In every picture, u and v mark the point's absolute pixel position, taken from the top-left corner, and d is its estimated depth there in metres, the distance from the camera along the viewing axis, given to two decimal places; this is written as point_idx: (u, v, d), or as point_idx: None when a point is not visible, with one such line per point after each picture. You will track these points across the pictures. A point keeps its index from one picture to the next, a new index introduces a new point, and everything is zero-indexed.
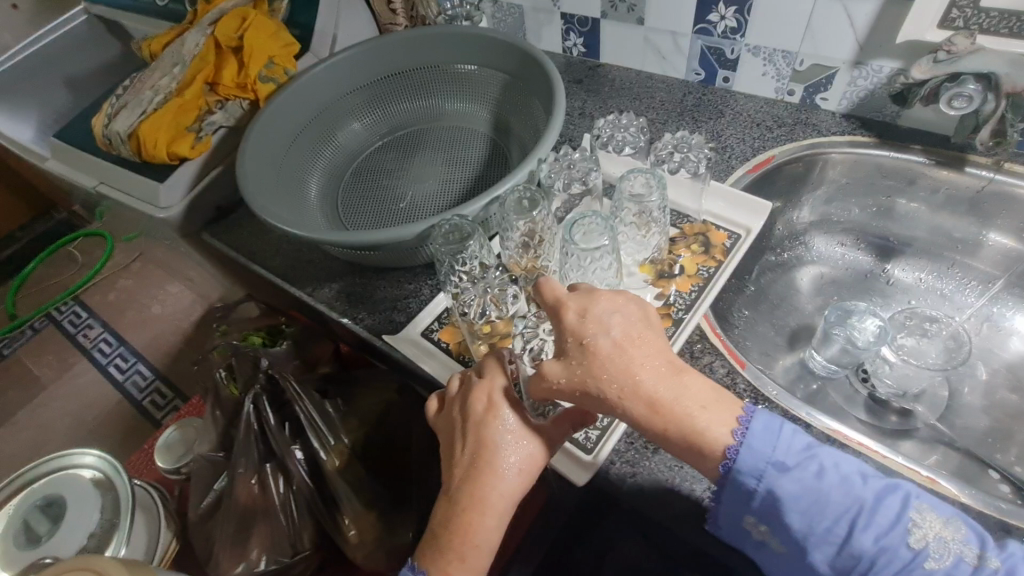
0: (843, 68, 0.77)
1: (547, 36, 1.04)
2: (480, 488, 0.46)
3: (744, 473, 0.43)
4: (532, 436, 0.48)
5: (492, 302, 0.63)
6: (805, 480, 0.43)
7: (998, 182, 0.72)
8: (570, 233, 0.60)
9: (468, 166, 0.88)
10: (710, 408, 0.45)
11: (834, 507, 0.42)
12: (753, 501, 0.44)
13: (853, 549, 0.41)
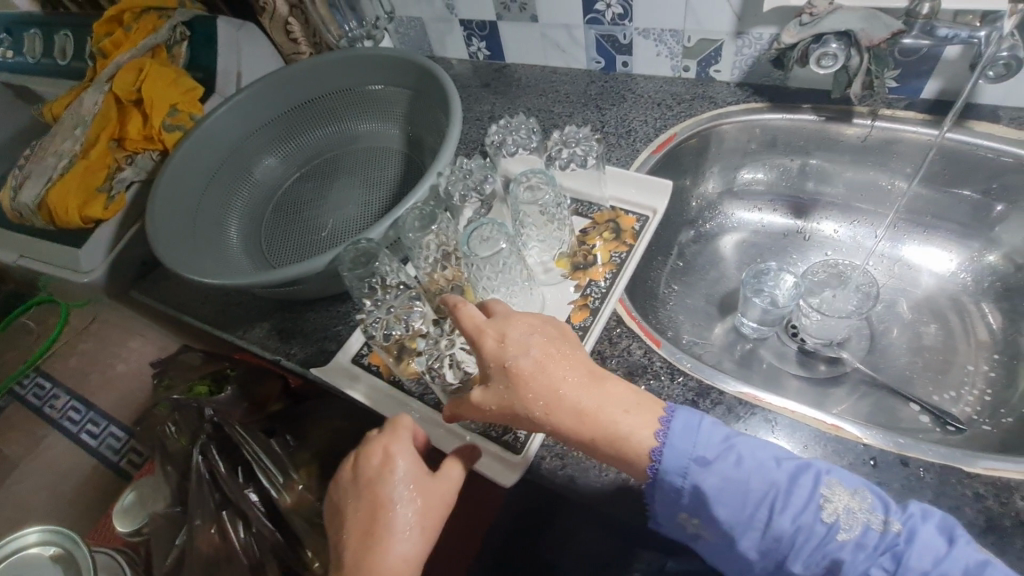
0: (727, 39, 0.79)
1: (452, 44, 1.04)
2: (376, 548, 0.49)
3: (671, 474, 0.48)
4: (427, 490, 0.52)
5: (395, 319, 0.60)
6: (726, 472, 0.47)
7: (880, 128, 0.74)
8: (468, 244, 0.62)
9: (385, 185, 0.89)
10: (631, 410, 0.49)
11: (752, 494, 0.46)
12: (684, 499, 0.48)
13: (774, 532, 0.46)
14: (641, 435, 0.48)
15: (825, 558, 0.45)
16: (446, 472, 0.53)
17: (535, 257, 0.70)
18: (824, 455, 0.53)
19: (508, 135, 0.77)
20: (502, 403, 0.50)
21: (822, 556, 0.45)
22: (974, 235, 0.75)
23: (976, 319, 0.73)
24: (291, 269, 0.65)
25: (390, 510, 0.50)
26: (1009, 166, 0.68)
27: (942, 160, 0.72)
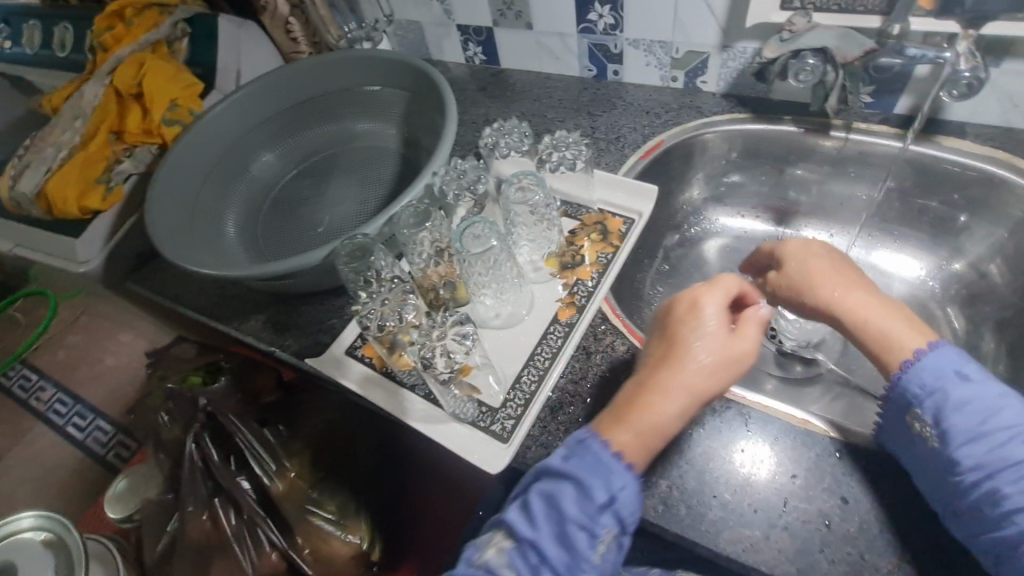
0: (712, 52, 0.83)
1: (449, 49, 1.07)
2: (669, 369, 0.53)
3: (927, 378, 0.51)
4: (725, 342, 0.53)
5: (390, 311, 0.63)
6: (983, 392, 0.49)
7: (855, 140, 0.77)
8: (461, 242, 0.65)
9: (380, 184, 0.91)
10: (909, 324, 0.54)
11: (1008, 421, 0.48)
12: (936, 402, 0.50)
13: (1014, 460, 0.46)
14: (908, 338, 0.53)
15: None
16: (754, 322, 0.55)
17: (526, 255, 0.73)
18: (793, 448, 0.56)
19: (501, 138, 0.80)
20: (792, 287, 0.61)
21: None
22: (942, 244, 0.79)
23: (944, 324, 0.77)
24: (283, 263, 0.66)
25: (687, 344, 0.54)
26: (973, 178, 0.72)
27: (912, 172, 0.76)
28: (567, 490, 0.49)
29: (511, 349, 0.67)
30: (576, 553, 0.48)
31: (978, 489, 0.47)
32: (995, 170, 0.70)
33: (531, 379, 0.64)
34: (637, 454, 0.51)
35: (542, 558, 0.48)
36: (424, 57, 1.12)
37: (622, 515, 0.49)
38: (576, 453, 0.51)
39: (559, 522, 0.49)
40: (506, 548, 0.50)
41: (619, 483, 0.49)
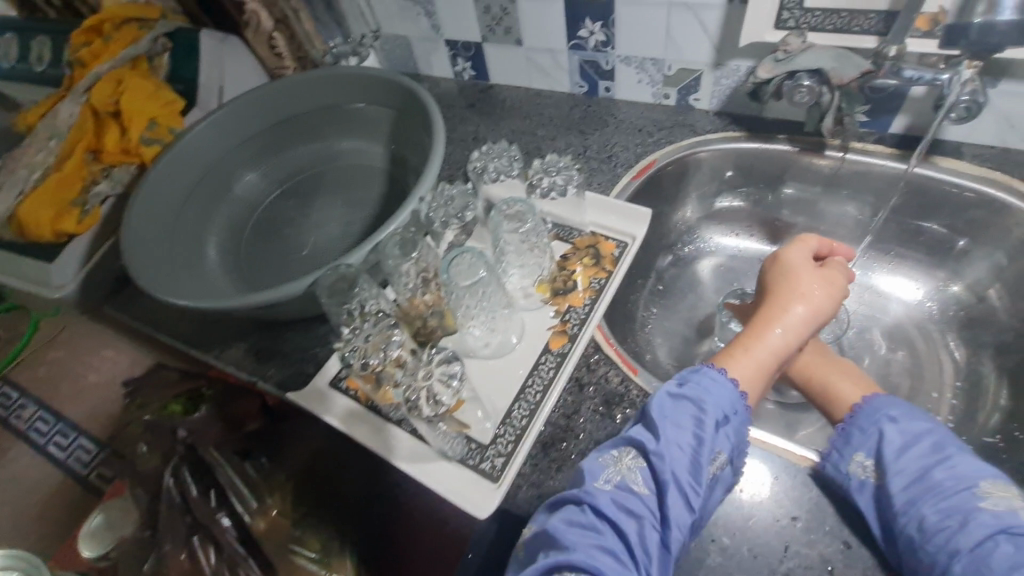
0: (705, 70, 0.81)
1: (437, 63, 1.05)
2: (783, 297, 0.65)
3: (861, 420, 0.56)
4: (822, 275, 0.66)
5: (372, 349, 0.58)
6: (902, 430, 0.54)
7: (851, 160, 0.76)
8: (448, 272, 0.64)
9: (366, 205, 0.89)
10: (855, 385, 0.61)
11: (921, 450, 0.52)
12: (867, 440, 0.54)
13: (927, 483, 0.49)
14: (848, 392, 0.60)
15: (971, 532, 0.46)
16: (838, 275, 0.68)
17: (516, 281, 0.71)
18: (792, 487, 0.54)
19: (489, 162, 0.77)
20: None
21: (973, 531, 0.46)
22: (939, 266, 0.78)
23: (941, 347, 0.76)
24: (263, 294, 0.64)
25: (789, 279, 0.66)
26: (972, 200, 0.71)
27: (909, 192, 0.75)
28: (686, 408, 0.54)
29: (502, 381, 0.65)
30: (698, 471, 0.51)
31: (908, 517, 0.48)
32: (993, 193, 0.69)
33: (522, 413, 0.61)
34: (749, 362, 0.59)
35: (668, 471, 0.51)
36: (412, 72, 1.10)
37: (733, 436, 0.53)
38: (689, 380, 0.57)
39: (681, 436, 0.52)
40: (633, 467, 0.52)
41: (734, 403, 0.55)
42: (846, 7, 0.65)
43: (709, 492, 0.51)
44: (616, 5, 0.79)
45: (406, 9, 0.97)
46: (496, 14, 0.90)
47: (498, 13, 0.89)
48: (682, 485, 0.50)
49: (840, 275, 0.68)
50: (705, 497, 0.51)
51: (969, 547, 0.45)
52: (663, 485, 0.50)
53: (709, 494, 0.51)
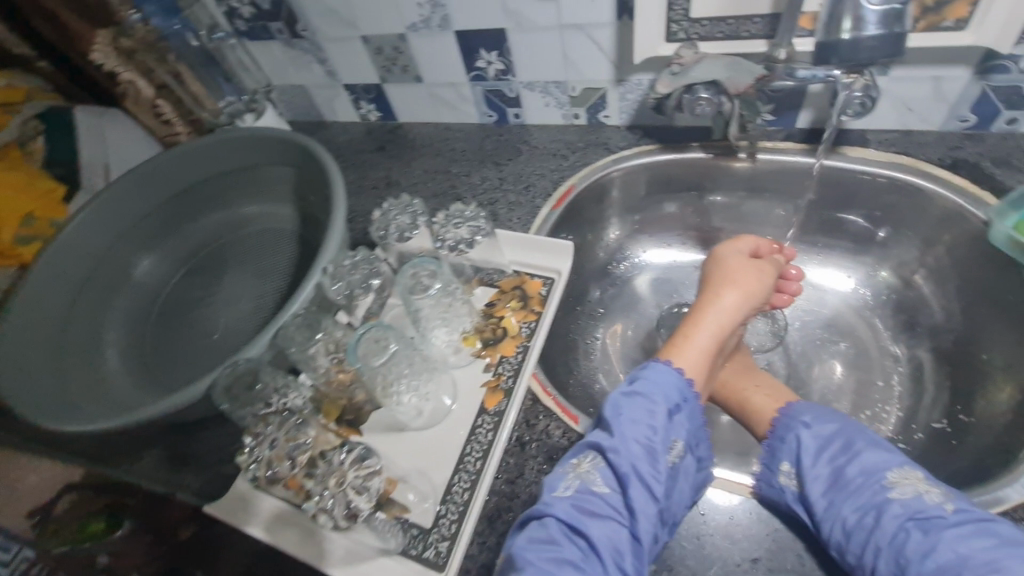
0: (609, 87, 0.79)
1: (340, 108, 1.00)
2: (718, 292, 0.65)
3: (780, 429, 0.57)
4: (758, 269, 0.67)
5: (276, 459, 0.53)
6: (817, 432, 0.55)
7: (766, 160, 0.75)
8: (354, 354, 0.58)
9: (277, 273, 0.83)
10: (770, 396, 0.62)
11: (835, 448, 0.53)
12: (788, 450, 0.55)
13: (841, 482, 0.51)
14: (762, 402, 0.61)
15: (884, 527, 0.47)
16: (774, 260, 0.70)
17: (442, 340, 0.65)
18: (750, 523, 0.52)
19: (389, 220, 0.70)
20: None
21: (886, 525, 0.47)
22: (865, 252, 0.78)
23: (879, 333, 0.76)
24: (161, 404, 0.58)
25: (724, 265, 0.68)
26: (885, 187, 0.71)
27: (826, 185, 0.74)
28: (639, 402, 0.54)
29: (439, 453, 0.60)
30: (655, 462, 0.51)
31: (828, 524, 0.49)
32: (904, 177, 0.69)
33: (463, 487, 0.57)
34: (692, 348, 0.60)
35: (628, 466, 0.50)
36: (316, 119, 1.04)
37: (685, 424, 0.54)
38: (639, 377, 0.57)
39: (636, 430, 0.52)
40: (593, 469, 0.51)
41: (682, 391, 0.55)
42: (731, 14, 0.64)
43: (670, 481, 0.51)
44: (508, 33, 0.76)
45: (297, 58, 0.92)
46: (389, 54, 0.86)
47: (391, 52, 0.85)
48: (643, 478, 0.50)
49: (778, 259, 0.71)
50: (671, 490, 0.50)
51: (886, 541, 0.47)
52: (626, 481, 0.50)
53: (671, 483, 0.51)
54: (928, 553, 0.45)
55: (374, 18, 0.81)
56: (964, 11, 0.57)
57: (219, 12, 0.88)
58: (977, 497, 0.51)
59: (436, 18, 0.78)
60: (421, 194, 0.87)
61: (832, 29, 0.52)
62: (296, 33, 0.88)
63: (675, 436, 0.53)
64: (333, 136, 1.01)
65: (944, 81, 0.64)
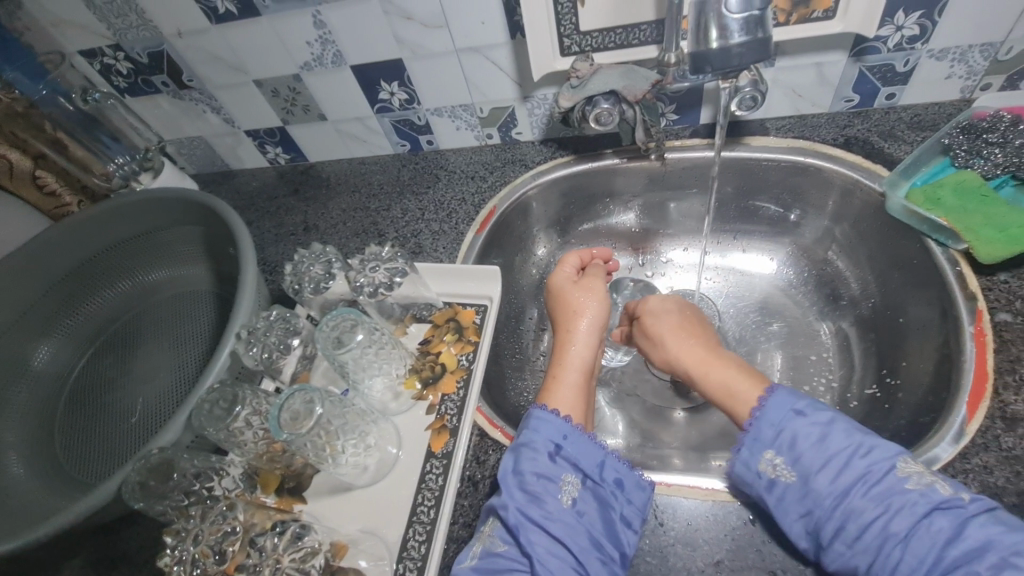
0: (516, 104, 0.78)
1: (246, 155, 0.95)
2: (570, 328, 0.65)
3: (771, 416, 0.51)
4: (594, 290, 0.67)
5: (202, 552, 0.48)
6: (812, 422, 0.50)
7: (677, 159, 0.76)
8: (275, 422, 0.51)
9: (197, 339, 0.77)
10: (752, 379, 0.56)
11: (835, 438, 0.49)
12: (779, 441, 0.50)
13: (850, 475, 0.47)
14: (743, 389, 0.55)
15: (902, 518, 0.44)
16: (600, 267, 0.71)
17: (379, 388, 0.62)
18: (709, 528, 0.51)
19: (304, 270, 0.66)
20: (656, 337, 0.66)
21: (904, 515, 0.44)
22: (782, 234, 0.81)
23: (807, 310, 0.79)
24: (70, 511, 0.53)
25: (564, 301, 0.67)
26: (789, 171, 0.73)
27: (736, 176, 0.76)
28: (522, 454, 0.52)
29: (390, 508, 0.56)
30: (547, 505, 0.50)
31: (841, 513, 0.46)
32: (804, 160, 0.72)
33: (418, 540, 0.54)
34: (562, 385, 0.60)
35: (518, 518, 0.49)
36: (222, 169, 0.99)
37: (574, 457, 0.53)
38: (520, 429, 0.56)
39: (520, 481, 0.51)
40: (492, 531, 0.50)
41: (562, 430, 0.54)
42: (618, 25, 0.65)
43: (568, 518, 0.49)
44: (406, 62, 0.74)
45: (188, 109, 0.87)
46: (286, 94, 0.82)
47: (288, 93, 0.82)
48: (536, 525, 0.48)
49: (599, 264, 0.72)
50: (577, 535, 0.49)
51: (901, 530, 0.44)
52: (518, 532, 0.48)
53: (572, 520, 0.49)
54: (951, 542, 0.42)
55: (263, 61, 0.77)
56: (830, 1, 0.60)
57: (96, 71, 0.83)
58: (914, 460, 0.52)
59: (328, 55, 0.75)
60: (342, 234, 0.84)
61: (699, 40, 0.51)
62: (183, 83, 0.83)
63: (566, 472, 0.52)
64: (243, 185, 0.96)
65: (826, 66, 0.68)
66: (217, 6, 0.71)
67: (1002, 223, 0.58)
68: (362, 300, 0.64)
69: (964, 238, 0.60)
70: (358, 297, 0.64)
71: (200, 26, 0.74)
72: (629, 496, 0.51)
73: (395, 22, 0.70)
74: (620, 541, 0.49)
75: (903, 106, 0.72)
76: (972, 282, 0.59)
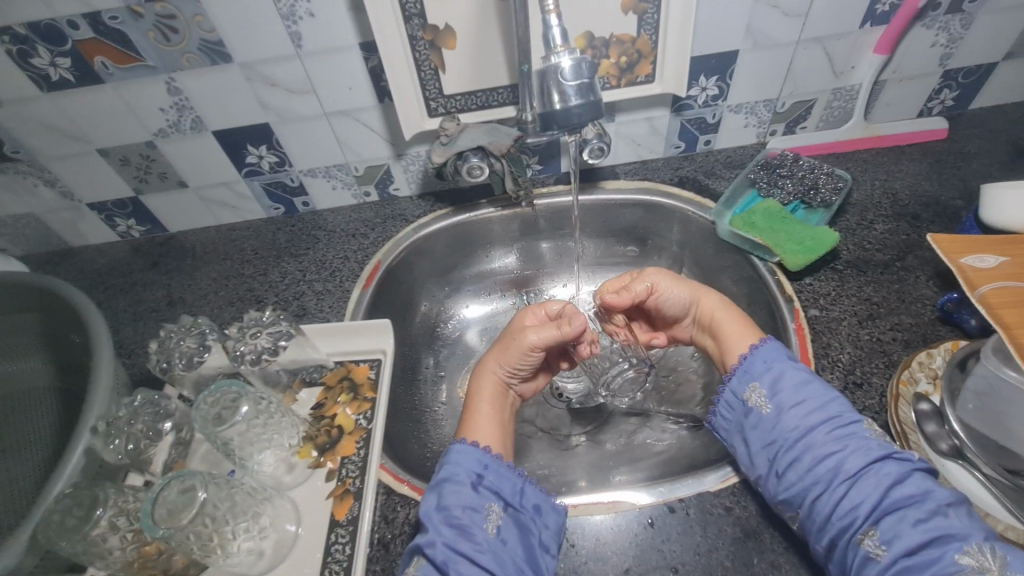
0: (391, 162, 0.81)
1: (90, 230, 0.86)
2: (489, 360, 0.68)
3: (763, 356, 0.60)
4: (518, 353, 0.66)
5: None
6: (798, 372, 0.58)
7: (545, 205, 0.84)
8: (147, 520, 0.45)
9: (33, 446, 0.66)
10: (750, 328, 0.66)
11: (815, 388, 0.57)
12: (766, 380, 0.58)
13: (820, 418, 0.55)
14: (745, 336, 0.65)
15: (855, 458, 0.52)
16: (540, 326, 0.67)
17: (270, 462, 0.58)
18: (615, 539, 0.55)
19: (172, 347, 0.61)
20: (673, 279, 0.73)
21: (860, 458, 0.52)
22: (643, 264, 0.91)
23: None
24: None
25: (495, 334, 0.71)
26: (640, 208, 0.84)
27: (598, 216, 0.86)
28: (445, 488, 0.53)
29: None
30: (475, 537, 0.51)
31: (804, 444, 0.54)
32: (650, 199, 0.83)
33: None
34: (481, 418, 0.63)
35: (446, 553, 0.49)
36: (59, 248, 0.88)
37: (495, 486, 0.54)
38: (443, 464, 0.56)
39: (446, 516, 0.51)
40: (417, 572, 0.49)
41: (482, 459, 0.55)
42: (478, 89, 0.72)
43: (494, 547, 0.51)
44: (273, 126, 0.74)
45: (13, 183, 0.77)
46: (138, 163, 0.77)
47: (141, 161, 0.77)
48: (465, 557, 0.49)
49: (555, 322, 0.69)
50: (506, 562, 0.50)
51: (853, 468, 0.52)
52: (447, 567, 0.48)
53: (497, 549, 0.51)
54: (895, 485, 0.50)
55: (108, 128, 0.72)
56: (649, 69, 0.73)
57: None
58: None
59: (186, 120, 0.72)
60: (214, 304, 0.78)
61: (546, 102, 0.58)
62: (5, 155, 0.74)
63: (489, 501, 0.53)
64: (88, 262, 0.86)
65: (655, 119, 0.80)
66: (48, 72, 0.65)
67: (800, 237, 0.72)
68: (242, 369, 0.60)
69: (776, 252, 0.73)
70: (239, 368, 0.61)
71: (27, 94, 0.67)
72: (546, 520, 0.53)
73: (259, 88, 0.70)
74: (541, 565, 0.51)
75: (718, 150, 0.87)
76: (788, 288, 0.71)
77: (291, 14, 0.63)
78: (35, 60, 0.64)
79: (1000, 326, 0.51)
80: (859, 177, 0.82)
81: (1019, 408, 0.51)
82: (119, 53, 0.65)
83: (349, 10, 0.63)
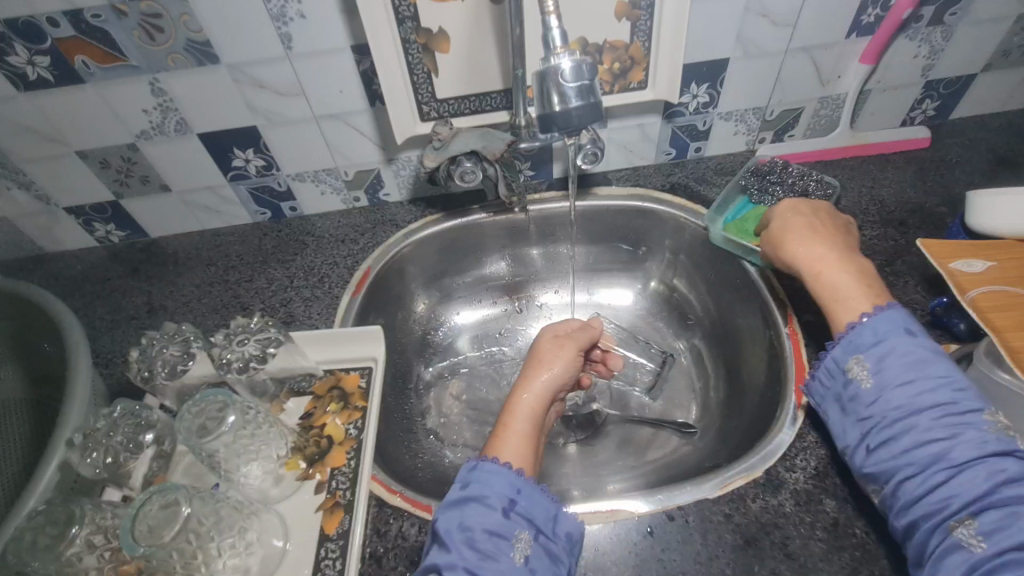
0: (381, 167, 0.80)
1: (66, 234, 0.83)
2: (530, 376, 0.63)
3: (875, 328, 0.52)
4: (561, 367, 0.65)
5: None
6: (913, 349, 0.50)
7: (538, 211, 0.83)
8: (127, 537, 0.43)
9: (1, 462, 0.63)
10: (865, 290, 0.56)
11: (931, 368, 0.49)
12: (873, 353, 0.51)
13: (929, 400, 0.47)
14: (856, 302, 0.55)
15: (963, 448, 0.45)
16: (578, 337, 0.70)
17: (257, 474, 0.55)
18: (613, 549, 0.54)
19: (155, 355, 0.58)
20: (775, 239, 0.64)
21: (971, 449, 0.45)
22: (634, 270, 0.91)
23: (665, 335, 0.89)
24: None
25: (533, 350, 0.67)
26: (632, 214, 0.84)
27: (590, 222, 0.86)
28: (471, 509, 0.50)
29: None
30: (500, 564, 0.47)
31: (903, 426, 0.47)
32: (643, 204, 0.83)
33: None
34: (515, 436, 0.56)
35: None
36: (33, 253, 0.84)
37: (526, 512, 0.50)
38: (469, 481, 0.52)
39: (468, 538, 0.48)
40: None
41: (514, 484, 0.51)
42: (471, 93, 0.72)
43: None
44: (262, 129, 0.73)
45: None
46: (119, 165, 0.74)
47: (122, 164, 0.74)
48: None
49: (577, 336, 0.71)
50: None
51: (959, 458, 0.45)
52: None
53: None
54: (1007, 484, 0.43)
55: (88, 130, 0.70)
56: (641, 76, 0.73)
57: None
58: (765, 448, 0.59)
59: (170, 122, 0.70)
60: (198, 311, 0.76)
61: (545, 105, 0.58)
62: None
63: (519, 528, 0.49)
64: (64, 269, 0.83)
65: (646, 126, 0.81)
66: (26, 71, 0.63)
67: None
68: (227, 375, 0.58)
69: None
70: (225, 376, 0.58)
71: (3, 93, 0.65)
72: (570, 546, 0.51)
73: (247, 90, 0.68)
74: None
75: (708, 157, 0.88)
76: (782, 292, 0.71)
77: (282, 15, 0.62)
78: (12, 59, 0.62)
79: (990, 329, 0.52)
80: (847, 185, 0.83)
81: (1015, 410, 0.52)
82: (102, 53, 0.63)
83: (341, 12, 0.63)
